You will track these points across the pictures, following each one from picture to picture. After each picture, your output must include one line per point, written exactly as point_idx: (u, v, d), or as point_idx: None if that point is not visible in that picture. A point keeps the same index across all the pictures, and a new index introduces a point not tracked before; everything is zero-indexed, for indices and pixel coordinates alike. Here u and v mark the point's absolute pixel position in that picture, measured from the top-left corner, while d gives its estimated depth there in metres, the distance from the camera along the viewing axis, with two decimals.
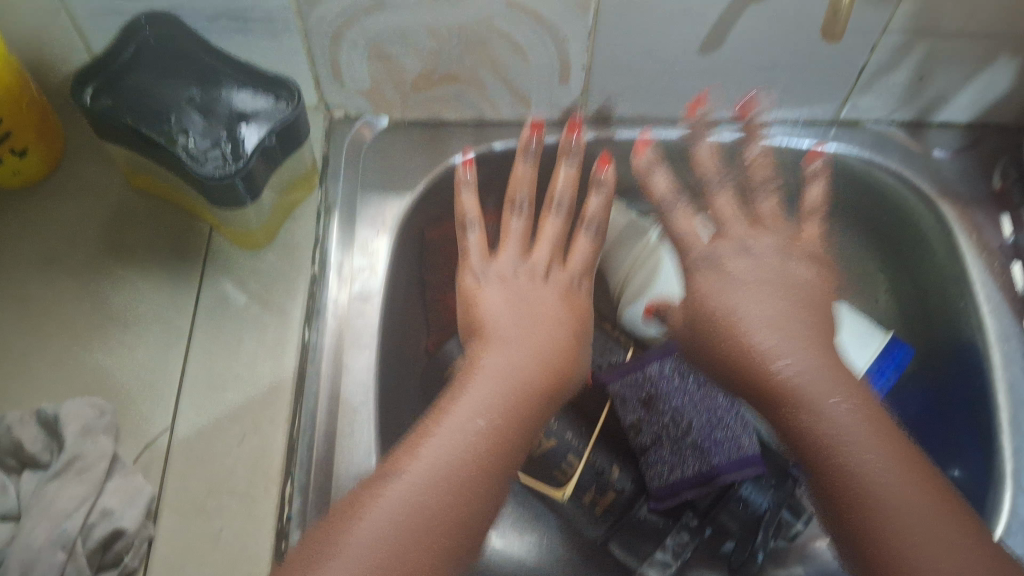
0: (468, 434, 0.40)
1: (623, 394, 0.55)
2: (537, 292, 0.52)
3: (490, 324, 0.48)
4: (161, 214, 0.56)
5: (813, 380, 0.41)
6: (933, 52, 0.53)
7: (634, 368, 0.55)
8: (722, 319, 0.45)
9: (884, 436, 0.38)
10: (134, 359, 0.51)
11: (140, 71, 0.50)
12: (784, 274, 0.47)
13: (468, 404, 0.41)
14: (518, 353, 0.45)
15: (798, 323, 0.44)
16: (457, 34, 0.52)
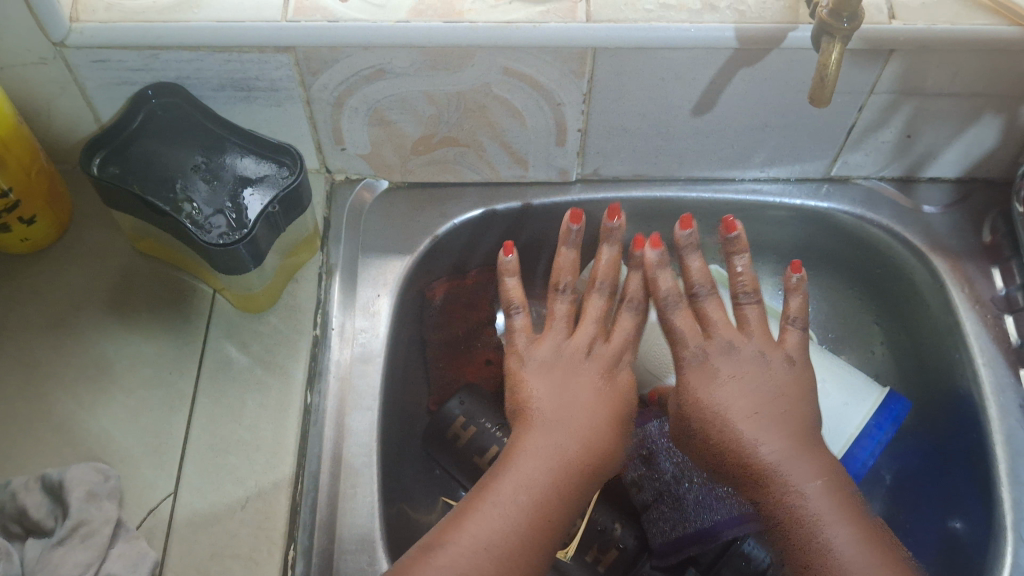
0: (505, 530, 0.43)
1: None
2: (580, 375, 0.51)
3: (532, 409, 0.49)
4: (166, 278, 0.57)
5: (789, 464, 0.47)
6: (919, 110, 0.55)
7: (634, 425, 0.57)
8: (712, 411, 0.50)
9: (852, 516, 0.46)
10: (138, 424, 0.51)
11: (149, 142, 0.52)
12: (767, 375, 0.50)
13: (506, 496, 0.45)
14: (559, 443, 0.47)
15: (771, 426, 0.49)
16: (456, 99, 0.53)
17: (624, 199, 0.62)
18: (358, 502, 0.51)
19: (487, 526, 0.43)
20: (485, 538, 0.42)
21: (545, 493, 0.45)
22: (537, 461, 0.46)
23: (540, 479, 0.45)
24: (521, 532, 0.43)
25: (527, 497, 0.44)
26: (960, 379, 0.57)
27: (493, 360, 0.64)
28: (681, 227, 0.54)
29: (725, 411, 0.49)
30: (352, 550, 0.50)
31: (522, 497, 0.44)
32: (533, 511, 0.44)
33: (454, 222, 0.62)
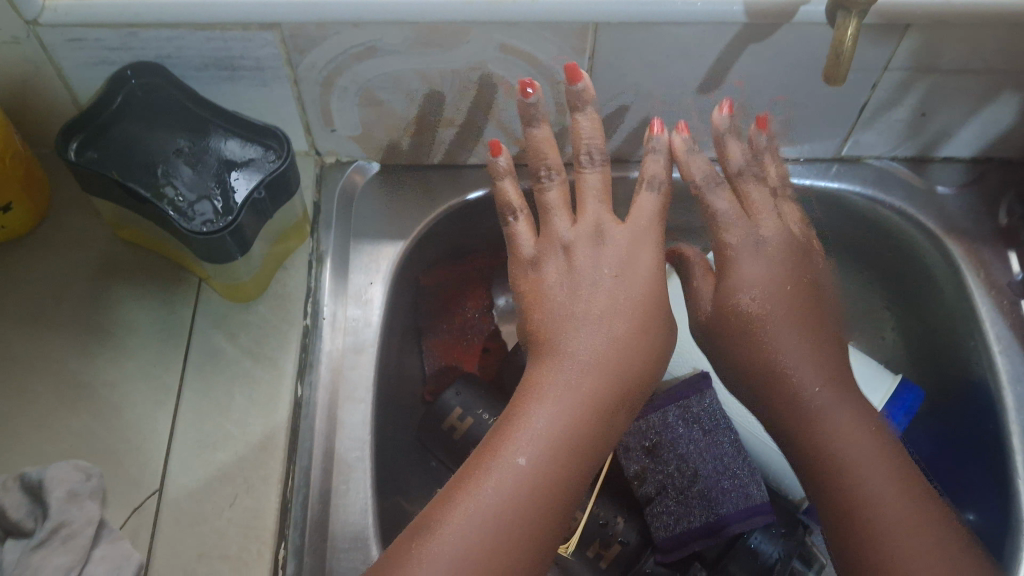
0: (536, 452, 0.42)
1: (627, 442, 0.55)
2: (618, 283, 0.48)
3: (559, 325, 0.47)
4: (150, 267, 0.54)
5: (828, 398, 0.48)
6: (935, 88, 0.52)
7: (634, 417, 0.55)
8: (748, 329, 0.50)
9: (881, 462, 0.46)
10: (121, 420, 0.49)
11: (130, 126, 0.50)
12: (783, 265, 0.51)
13: (535, 426, 0.43)
14: (592, 356, 0.45)
15: (772, 321, 0.50)
16: (449, 78, 0.51)
17: (627, 180, 0.60)
18: (353, 497, 0.49)
19: (490, 495, 0.40)
20: (506, 495, 0.40)
21: (572, 440, 0.43)
22: (565, 409, 0.43)
23: (565, 427, 0.43)
24: (549, 465, 0.42)
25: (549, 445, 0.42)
26: (975, 367, 0.56)
27: (489, 348, 0.65)
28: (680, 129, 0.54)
29: (763, 328, 0.50)
30: (346, 548, 0.48)
31: (542, 451, 0.42)
32: (539, 477, 0.41)
33: (449, 205, 0.59)
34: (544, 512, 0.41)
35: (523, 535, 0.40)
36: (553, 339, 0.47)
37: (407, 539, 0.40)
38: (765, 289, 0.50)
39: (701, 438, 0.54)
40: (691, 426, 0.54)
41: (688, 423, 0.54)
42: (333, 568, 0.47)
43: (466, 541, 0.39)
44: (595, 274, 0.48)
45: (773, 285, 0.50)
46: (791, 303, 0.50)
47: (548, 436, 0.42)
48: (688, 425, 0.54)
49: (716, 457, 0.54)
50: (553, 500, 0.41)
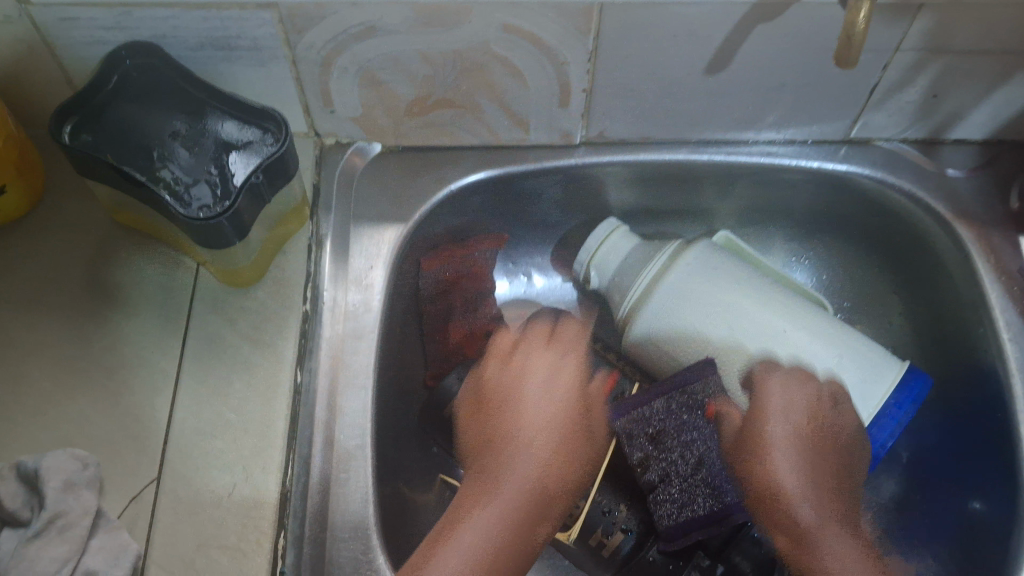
0: None
1: (629, 429, 0.53)
2: (537, 416, 0.54)
3: (490, 467, 0.52)
4: (147, 251, 0.53)
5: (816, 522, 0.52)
6: (948, 69, 0.51)
7: (639, 404, 0.53)
8: (761, 450, 0.54)
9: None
10: (119, 408, 0.48)
11: (124, 107, 0.49)
12: (804, 430, 0.54)
13: None
14: (508, 510, 0.49)
15: (781, 458, 0.53)
16: (451, 59, 0.50)
17: (633, 163, 0.59)
18: (353, 487, 0.49)
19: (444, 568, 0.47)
20: (481, 535, 0.48)
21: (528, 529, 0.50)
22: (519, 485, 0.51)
23: (495, 549, 0.48)
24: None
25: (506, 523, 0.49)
26: (984, 354, 0.55)
27: (491, 332, 0.61)
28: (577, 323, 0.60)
29: (773, 462, 0.53)
30: (346, 538, 0.48)
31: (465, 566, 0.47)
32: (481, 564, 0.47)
33: (452, 187, 0.58)
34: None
35: None
36: (484, 479, 0.51)
37: None
38: (783, 432, 0.54)
39: (708, 424, 0.53)
40: (693, 411, 0.53)
41: (691, 409, 0.53)
42: (333, 558, 0.47)
43: None
44: (514, 407, 0.54)
45: (789, 467, 0.53)
46: (808, 433, 0.53)
47: None
48: (695, 412, 0.53)
49: (719, 444, 0.54)
50: None
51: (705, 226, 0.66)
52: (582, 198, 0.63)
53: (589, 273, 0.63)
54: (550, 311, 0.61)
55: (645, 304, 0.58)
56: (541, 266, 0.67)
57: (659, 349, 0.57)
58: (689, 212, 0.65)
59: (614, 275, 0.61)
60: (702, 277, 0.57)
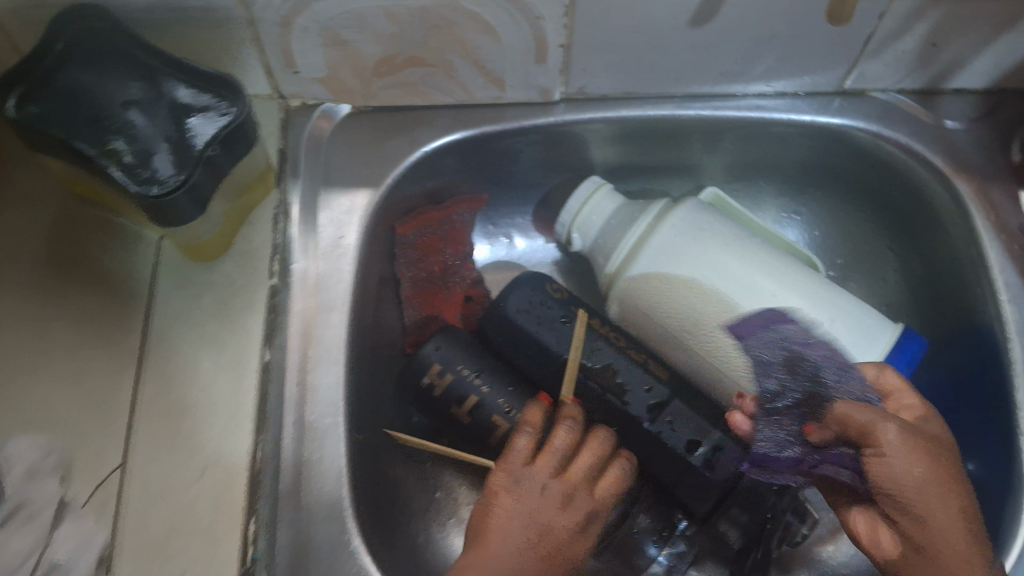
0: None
1: (758, 354, 0.50)
2: (548, 497, 0.45)
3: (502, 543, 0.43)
4: (106, 225, 0.50)
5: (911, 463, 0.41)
6: (948, 16, 0.48)
7: (763, 326, 0.51)
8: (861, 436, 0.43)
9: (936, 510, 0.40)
10: (81, 388, 0.46)
11: (76, 73, 0.45)
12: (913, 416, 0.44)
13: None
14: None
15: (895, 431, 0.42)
16: (419, 16, 0.47)
17: (616, 119, 0.56)
18: (329, 467, 0.48)
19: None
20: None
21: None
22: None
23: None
24: None
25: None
26: (981, 315, 0.53)
27: (471, 297, 0.61)
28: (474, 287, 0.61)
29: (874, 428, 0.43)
30: (322, 520, 0.47)
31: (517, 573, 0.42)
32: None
33: (424, 150, 0.55)
34: None
35: None
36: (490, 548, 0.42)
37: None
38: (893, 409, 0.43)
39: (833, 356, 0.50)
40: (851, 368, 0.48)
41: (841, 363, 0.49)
42: (310, 538, 0.46)
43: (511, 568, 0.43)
44: (530, 517, 0.44)
45: (941, 490, 0.40)
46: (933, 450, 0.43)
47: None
48: (818, 348, 0.50)
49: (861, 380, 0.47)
50: None
51: (692, 181, 0.63)
52: (564, 155, 0.60)
53: (571, 235, 0.61)
54: (529, 278, 0.57)
55: (631, 267, 0.56)
56: (522, 228, 0.65)
57: (645, 313, 0.56)
58: (675, 167, 0.62)
59: (597, 239, 0.59)
60: (687, 238, 0.55)
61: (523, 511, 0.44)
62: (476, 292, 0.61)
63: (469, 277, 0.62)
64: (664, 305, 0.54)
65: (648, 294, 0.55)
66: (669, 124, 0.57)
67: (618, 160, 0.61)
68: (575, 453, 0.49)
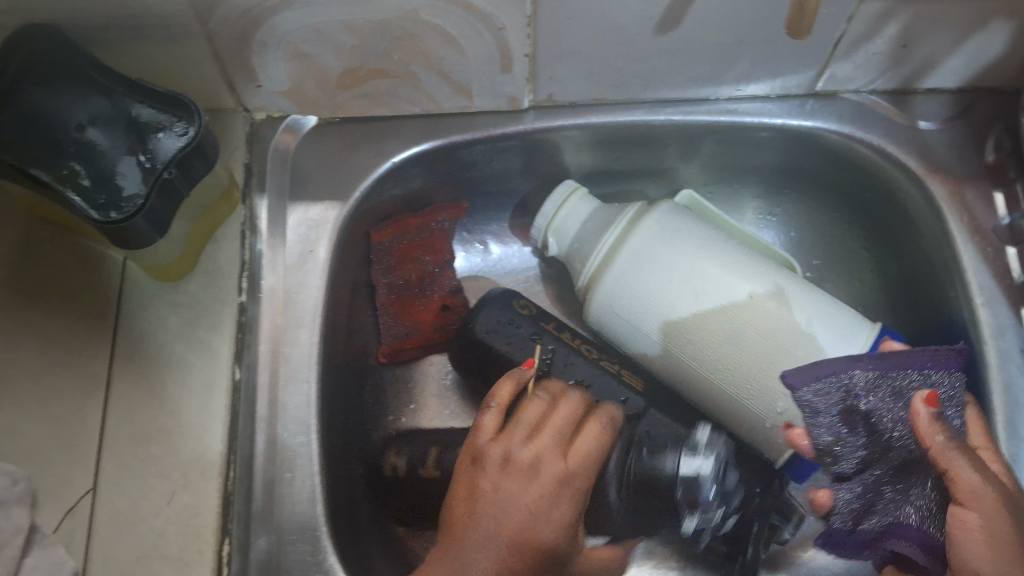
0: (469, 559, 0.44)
1: (816, 403, 0.46)
2: (512, 467, 0.47)
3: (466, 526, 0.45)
4: (72, 246, 0.49)
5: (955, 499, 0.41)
6: (917, 18, 0.47)
7: (837, 371, 0.46)
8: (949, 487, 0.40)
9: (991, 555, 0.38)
10: (47, 416, 0.46)
11: (30, 91, 0.44)
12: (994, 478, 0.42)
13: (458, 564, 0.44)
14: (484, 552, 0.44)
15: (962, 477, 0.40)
16: (378, 29, 0.46)
17: (588, 124, 0.55)
18: (301, 487, 0.47)
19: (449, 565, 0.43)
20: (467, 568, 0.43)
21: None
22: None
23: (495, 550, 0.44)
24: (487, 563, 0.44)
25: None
26: (957, 316, 0.53)
27: (449, 305, 0.59)
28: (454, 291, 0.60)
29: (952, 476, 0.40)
30: (293, 541, 0.46)
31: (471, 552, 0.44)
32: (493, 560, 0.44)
33: (393, 161, 0.55)
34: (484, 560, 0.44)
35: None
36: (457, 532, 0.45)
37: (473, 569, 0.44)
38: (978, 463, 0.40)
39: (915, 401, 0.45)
40: (902, 394, 0.45)
41: (918, 371, 0.46)
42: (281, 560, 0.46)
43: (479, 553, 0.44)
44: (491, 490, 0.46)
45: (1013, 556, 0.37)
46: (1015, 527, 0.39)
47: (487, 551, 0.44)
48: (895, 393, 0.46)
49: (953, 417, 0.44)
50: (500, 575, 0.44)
51: (667, 184, 0.63)
52: (536, 162, 0.59)
53: (547, 239, 0.60)
54: (500, 296, 0.57)
55: (606, 273, 0.55)
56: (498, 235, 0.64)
57: (621, 319, 0.55)
58: (650, 172, 0.61)
59: (574, 240, 0.59)
60: (661, 242, 0.54)
61: (490, 504, 0.45)
62: (455, 300, 0.60)
63: (449, 280, 0.60)
64: (637, 311, 0.54)
65: (621, 299, 0.54)
66: (641, 129, 0.56)
67: (591, 165, 0.60)
68: (543, 418, 0.49)
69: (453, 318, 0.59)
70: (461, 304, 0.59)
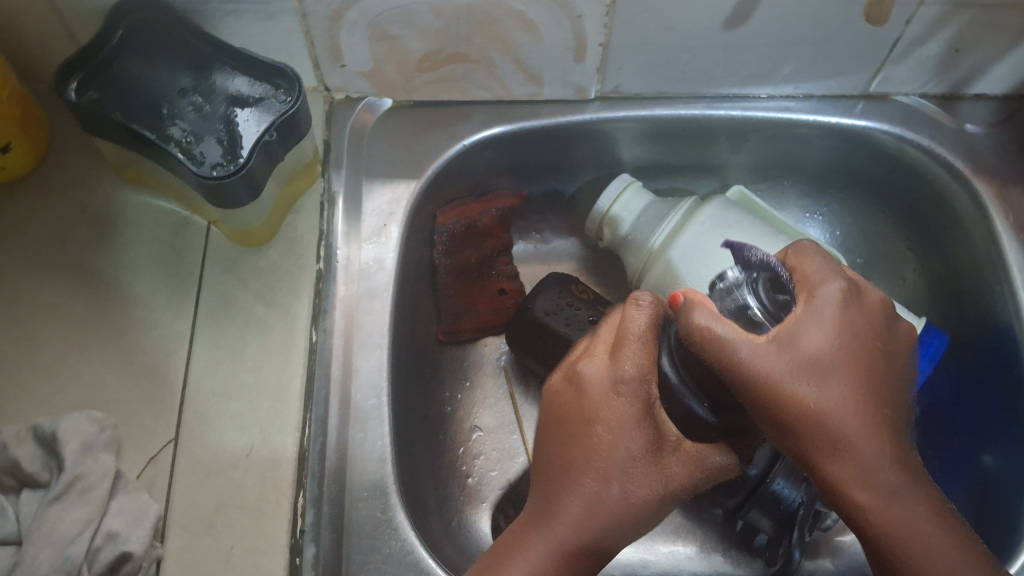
0: (560, 500, 0.39)
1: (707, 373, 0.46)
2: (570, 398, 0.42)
3: (550, 469, 0.41)
4: (161, 211, 0.53)
5: (826, 392, 0.39)
6: (971, 23, 0.50)
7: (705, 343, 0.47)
8: (810, 376, 0.39)
9: (852, 453, 0.39)
10: (132, 370, 0.48)
11: (130, 64, 0.47)
12: (828, 369, 0.39)
13: (553, 516, 0.39)
14: (566, 484, 0.39)
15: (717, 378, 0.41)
16: (465, 13, 0.48)
17: (651, 117, 0.58)
18: (372, 448, 0.49)
19: (551, 516, 0.39)
20: (559, 515, 0.39)
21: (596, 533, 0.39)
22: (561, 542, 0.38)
23: (577, 486, 0.39)
24: (577, 496, 0.39)
25: (567, 548, 0.38)
26: (1001, 312, 0.54)
27: (506, 291, 0.61)
28: (509, 272, 0.62)
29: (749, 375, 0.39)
30: (364, 497, 0.48)
31: (557, 491, 0.40)
32: (575, 493, 0.39)
33: (463, 144, 0.57)
34: (569, 498, 0.39)
35: (579, 528, 0.38)
36: (540, 478, 0.41)
37: (565, 519, 0.39)
38: (827, 323, 0.40)
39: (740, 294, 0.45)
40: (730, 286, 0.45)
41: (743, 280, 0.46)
42: (351, 518, 0.47)
43: (570, 498, 0.39)
44: (561, 430, 0.41)
45: (856, 460, 0.39)
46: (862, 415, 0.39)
47: (572, 489, 0.39)
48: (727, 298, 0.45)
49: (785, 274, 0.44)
50: (593, 511, 0.39)
51: (717, 181, 0.65)
52: (595, 156, 0.62)
53: (602, 231, 0.62)
54: (557, 280, 0.57)
55: (659, 260, 0.57)
56: (553, 226, 0.66)
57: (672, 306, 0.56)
58: (702, 168, 0.64)
59: (628, 234, 0.60)
60: (716, 235, 0.55)
61: (564, 444, 0.41)
62: (510, 287, 0.61)
63: (506, 259, 0.62)
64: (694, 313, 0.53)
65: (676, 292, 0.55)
66: (700, 123, 0.58)
67: (646, 160, 0.63)
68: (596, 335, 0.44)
69: (508, 302, 0.61)
70: (512, 287, 0.61)
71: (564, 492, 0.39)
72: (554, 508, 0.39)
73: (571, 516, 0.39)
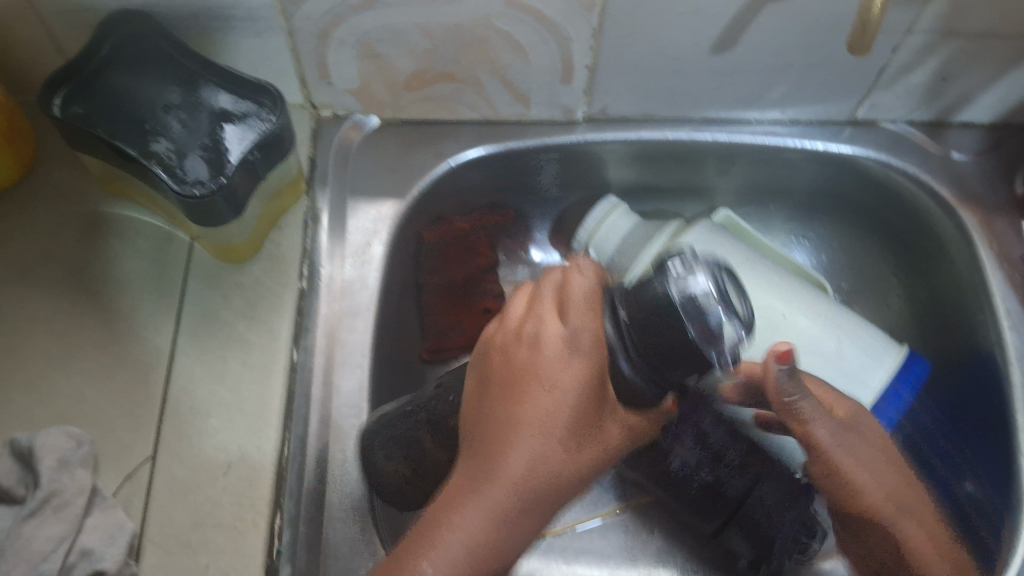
0: (503, 457, 0.38)
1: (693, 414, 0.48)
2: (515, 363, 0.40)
3: (489, 429, 0.39)
4: (144, 225, 0.53)
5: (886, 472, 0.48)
6: (959, 51, 0.50)
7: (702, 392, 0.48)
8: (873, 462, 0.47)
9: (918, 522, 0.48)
10: (110, 384, 0.48)
11: (117, 75, 0.47)
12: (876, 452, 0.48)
13: (493, 472, 0.38)
14: (509, 441, 0.38)
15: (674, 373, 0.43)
16: (452, 33, 0.48)
17: (637, 139, 0.58)
18: (351, 467, 0.49)
19: (488, 473, 0.38)
20: (497, 474, 0.38)
21: (532, 489, 0.38)
22: (506, 499, 0.37)
23: (521, 445, 0.38)
24: (519, 454, 0.38)
25: (512, 501, 0.37)
26: (984, 341, 0.54)
27: (491, 309, 0.61)
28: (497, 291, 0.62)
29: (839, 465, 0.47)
30: (341, 517, 0.48)
31: (497, 448, 0.38)
32: (517, 451, 0.38)
33: (448, 163, 0.57)
34: (515, 455, 0.38)
35: (521, 487, 0.38)
36: (476, 440, 0.40)
37: (504, 476, 0.38)
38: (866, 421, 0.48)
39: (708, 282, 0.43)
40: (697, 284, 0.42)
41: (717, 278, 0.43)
42: (328, 538, 0.47)
43: (509, 456, 0.38)
44: (501, 390, 0.40)
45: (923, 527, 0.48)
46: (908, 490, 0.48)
47: (515, 446, 0.38)
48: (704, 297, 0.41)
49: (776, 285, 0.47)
50: (535, 471, 0.38)
51: (704, 203, 0.65)
52: (582, 176, 0.62)
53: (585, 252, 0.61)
54: None
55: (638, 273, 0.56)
56: None
57: None
58: (689, 190, 0.64)
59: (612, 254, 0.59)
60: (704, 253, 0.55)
61: (504, 403, 0.40)
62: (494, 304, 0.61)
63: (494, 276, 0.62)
64: None
65: None
66: (687, 146, 0.58)
67: (632, 181, 0.63)
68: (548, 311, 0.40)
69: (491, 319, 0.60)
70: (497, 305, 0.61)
71: (506, 450, 0.38)
72: (495, 466, 0.38)
73: (510, 475, 0.38)
